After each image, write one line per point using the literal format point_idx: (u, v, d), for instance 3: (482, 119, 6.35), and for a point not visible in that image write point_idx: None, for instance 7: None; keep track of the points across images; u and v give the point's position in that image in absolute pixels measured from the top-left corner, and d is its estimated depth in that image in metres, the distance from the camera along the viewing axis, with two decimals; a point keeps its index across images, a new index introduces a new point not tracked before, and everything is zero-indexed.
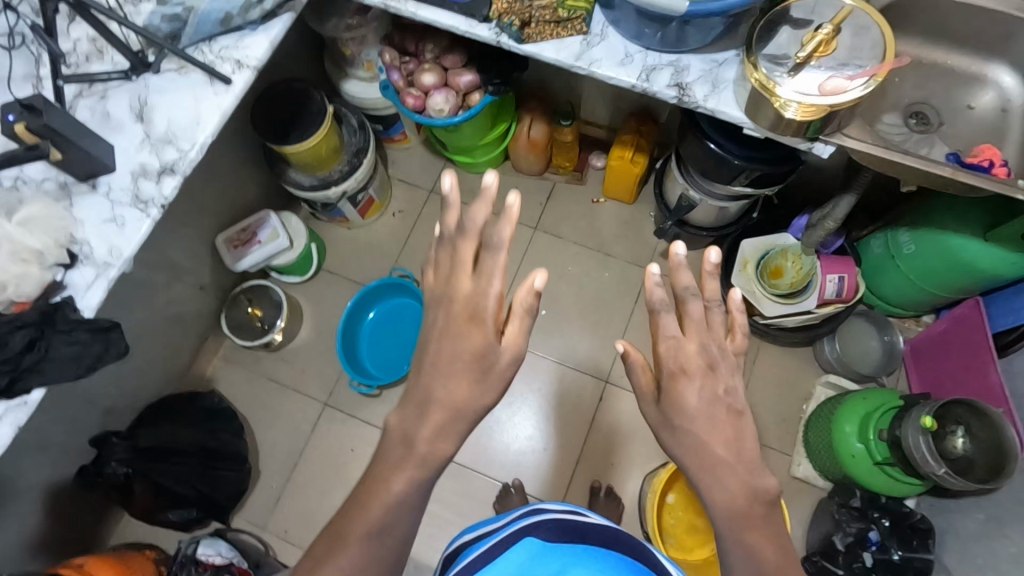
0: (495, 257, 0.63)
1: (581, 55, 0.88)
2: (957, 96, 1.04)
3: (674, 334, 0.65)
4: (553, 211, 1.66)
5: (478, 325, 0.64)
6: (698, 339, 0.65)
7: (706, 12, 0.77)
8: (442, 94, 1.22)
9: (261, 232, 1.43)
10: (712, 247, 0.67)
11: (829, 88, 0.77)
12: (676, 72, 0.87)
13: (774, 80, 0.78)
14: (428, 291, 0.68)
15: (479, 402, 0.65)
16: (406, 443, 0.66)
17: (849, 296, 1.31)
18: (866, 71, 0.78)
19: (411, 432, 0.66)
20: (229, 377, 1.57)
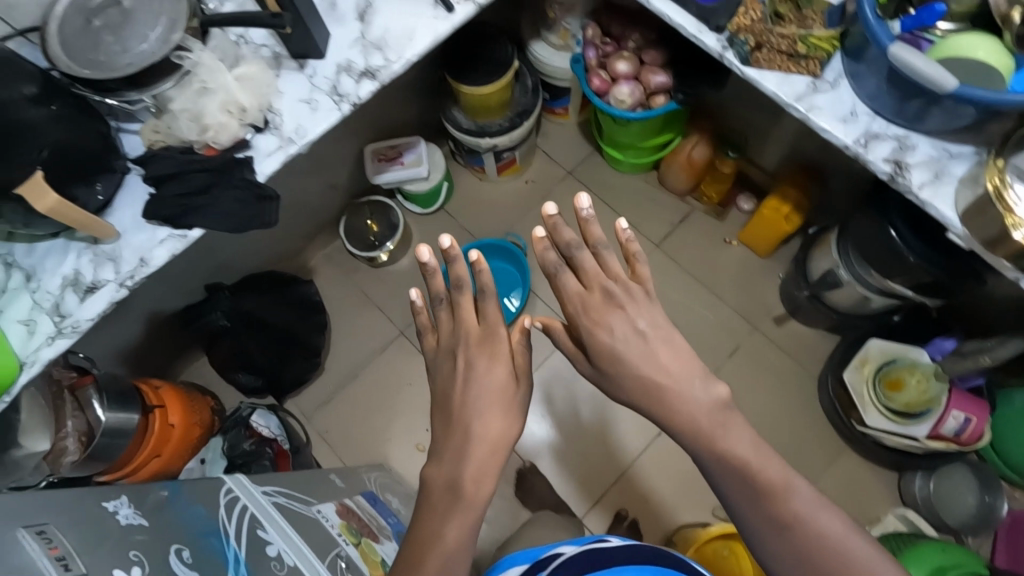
0: (486, 304, 0.85)
1: (803, 98, 0.83)
2: None
3: (577, 289, 0.79)
4: (680, 235, 1.61)
5: (497, 361, 0.82)
6: (597, 283, 0.78)
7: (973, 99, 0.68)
8: (629, 86, 1.18)
9: (406, 156, 1.48)
10: (580, 197, 0.80)
11: None
12: (898, 148, 0.80)
13: (1014, 194, 0.70)
14: (444, 344, 0.86)
15: (511, 432, 0.79)
16: (452, 488, 0.75)
17: (967, 441, 1.22)
18: None
19: (455, 475, 0.76)
20: (328, 274, 1.65)
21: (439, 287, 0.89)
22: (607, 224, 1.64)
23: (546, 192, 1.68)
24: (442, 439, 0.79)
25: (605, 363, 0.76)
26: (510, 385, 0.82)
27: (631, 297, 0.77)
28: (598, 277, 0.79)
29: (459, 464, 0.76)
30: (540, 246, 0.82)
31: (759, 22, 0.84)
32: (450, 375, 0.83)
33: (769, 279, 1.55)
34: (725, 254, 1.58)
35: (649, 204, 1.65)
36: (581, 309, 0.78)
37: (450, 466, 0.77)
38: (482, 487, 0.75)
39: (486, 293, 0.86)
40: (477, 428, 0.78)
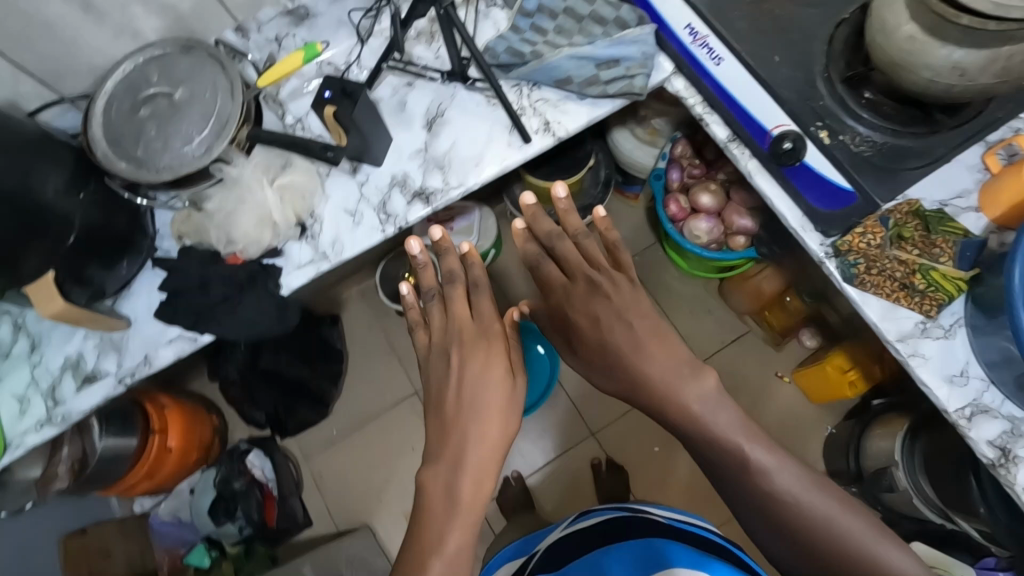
0: (479, 294, 0.78)
1: (907, 339, 0.70)
2: None
3: (565, 281, 0.76)
4: (730, 357, 1.48)
5: (494, 359, 0.73)
6: (587, 268, 0.74)
7: None
8: (708, 223, 1.07)
9: (457, 221, 1.39)
10: (558, 184, 0.76)
11: None
12: (1009, 434, 0.67)
13: None
14: (433, 342, 0.77)
15: (509, 429, 0.70)
16: (450, 499, 0.63)
17: None
18: None
19: (453, 485, 0.64)
20: (355, 313, 1.59)
21: (431, 280, 0.80)
22: None
23: None
24: (437, 443, 0.69)
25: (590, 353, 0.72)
26: (508, 379, 0.72)
27: (615, 288, 0.73)
28: (582, 263, 0.75)
29: (453, 471, 0.65)
30: (520, 238, 0.79)
31: (875, 241, 0.70)
32: (442, 376, 0.73)
33: (818, 429, 1.40)
34: (774, 389, 1.45)
35: (704, 313, 1.51)
36: (565, 301, 0.75)
37: (444, 473, 0.65)
38: (483, 490, 0.65)
39: (478, 283, 0.79)
40: (475, 434, 0.68)
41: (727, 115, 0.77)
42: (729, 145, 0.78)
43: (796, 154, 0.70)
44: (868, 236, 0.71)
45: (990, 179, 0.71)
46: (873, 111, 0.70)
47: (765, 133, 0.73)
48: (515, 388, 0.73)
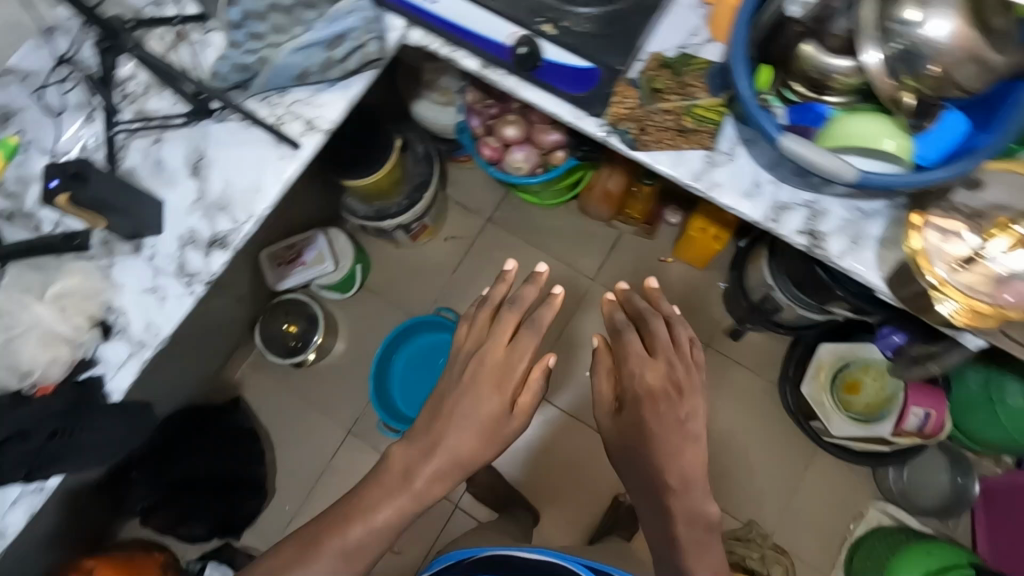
0: (530, 339, 0.83)
1: (701, 175, 0.75)
2: None
3: (641, 355, 0.84)
4: (614, 264, 1.55)
5: (500, 392, 0.81)
6: (663, 358, 0.84)
7: (885, 186, 0.60)
8: (523, 152, 1.09)
9: (307, 253, 1.36)
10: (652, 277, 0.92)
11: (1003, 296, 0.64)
12: (811, 218, 0.73)
13: (934, 259, 0.64)
14: (459, 340, 0.87)
15: (484, 454, 0.80)
16: (406, 476, 0.78)
17: (932, 433, 1.19)
18: None
19: (412, 467, 0.79)
20: (257, 385, 1.53)
21: (503, 295, 0.89)
22: (541, 266, 1.58)
23: (470, 246, 1.60)
24: (422, 429, 0.81)
25: (623, 428, 0.82)
26: (506, 412, 0.81)
27: (688, 382, 0.82)
28: (645, 359, 0.84)
29: (426, 457, 0.79)
30: (607, 305, 0.93)
31: (637, 104, 0.74)
32: (456, 376, 0.83)
33: (712, 292, 1.50)
34: (664, 273, 1.53)
35: (576, 237, 1.58)
36: (633, 376, 0.83)
37: (419, 458, 0.79)
38: (432, 488, 0.78)
39: (535, 327, 0.85)
40: (451, 441, 0.79)
41: (470, 46, 0.78)
42: (485, 72, 0.77)
43: (534, 56, 0.74)
44: (630, 104, 0.74)
45: (712, 9, 0.78)
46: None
47: (501, 46, 0.75)
48: (513, 420, 0.82)
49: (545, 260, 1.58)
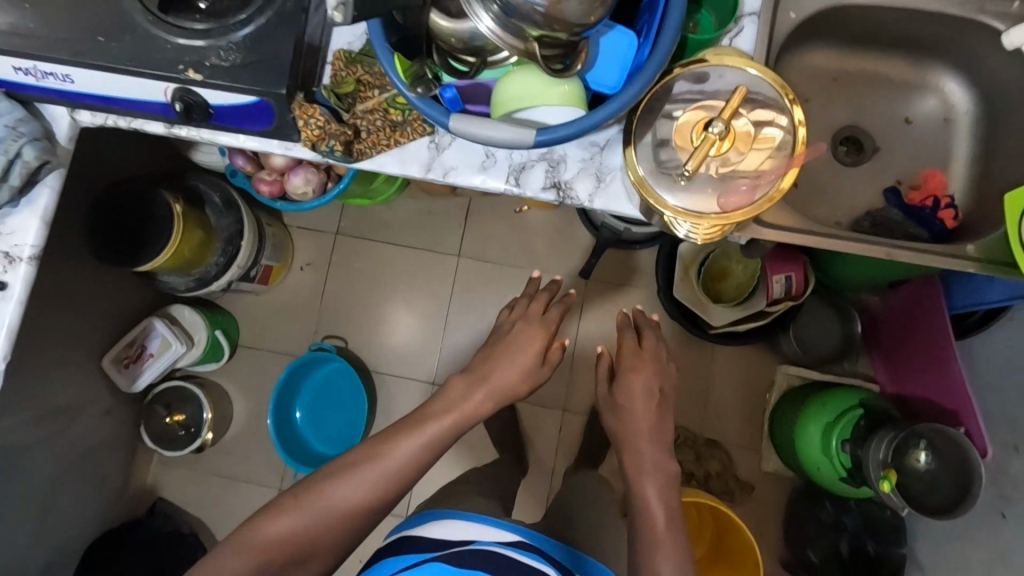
0: (557, 311, 1.00)
1: (432, 164, 0.71)
2: (893, 107, 0.86)
3: (635, 348, 1.00)
4: (474, 231, 1.51)
5: (534, 335, 0.97)
6: (650, 349, 1.00)
7: (563, 140, 0.57)
8: (300, 175, 1.01)
9: (150, 344, 1.28)
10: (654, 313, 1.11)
11: (732, 203, 0.62)
12: (552, 170, 0.70)
13: (659, 189, 0.63)
14: (508, 320, 1.02)
15: (513, 388, 0.94)
16: (463, 396, 0.92)
17: (799, 293, 1.19)
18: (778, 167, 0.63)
19: (465, 394, 0.92)
20: (172, 481, 1.47)
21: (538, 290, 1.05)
22: (407, 258, 1.53)
23: (329, 266, 1.53)
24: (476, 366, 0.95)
25: (615, 390, 0.98)
26: (535, 362, 0.96)
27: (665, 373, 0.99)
28: (637, 352, 1.00)
29: (476, 387, 0.93)
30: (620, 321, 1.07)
31: (330, 119, 0.66)
32: (508, 329, 1.00)
33: (575, 224, 1.47)
34: (525, 224, 1.50)
35: (429, 218, 1.52)
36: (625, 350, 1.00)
37: (464, 403, 0.91)
38: (480, 411, 0.91)
39: (560, 304, 1.01)
40: (495, 370, 0.94)
41: (141, 112, 0.70)
42: (174, 131, 0.72)
43: (196, 107, 0.65)
44: (320, 120, 0.66)
45: None
46: (205, 19, 0.65)
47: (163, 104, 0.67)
48: (535, 371, 0.96)
49: (407, 253, 1.52)
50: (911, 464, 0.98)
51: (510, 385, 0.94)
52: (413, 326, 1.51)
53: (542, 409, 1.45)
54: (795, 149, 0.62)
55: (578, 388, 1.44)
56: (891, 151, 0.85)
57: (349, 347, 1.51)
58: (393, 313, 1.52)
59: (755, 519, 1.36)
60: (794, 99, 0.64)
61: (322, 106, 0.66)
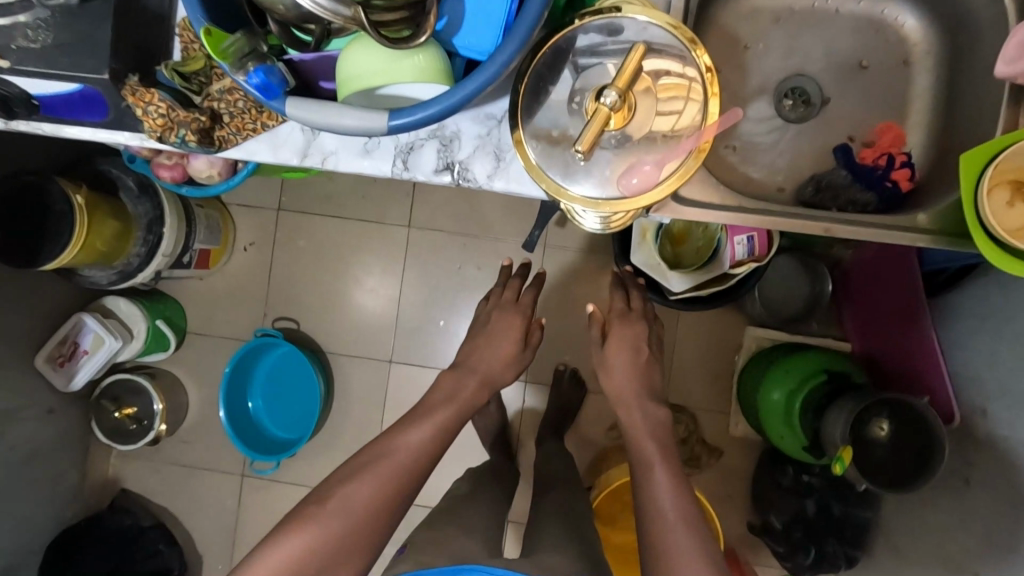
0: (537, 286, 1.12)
1: (308, 149, 0.62)
2: (845, 48, 0.77)
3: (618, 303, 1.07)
4: (423, 200, 1.42)
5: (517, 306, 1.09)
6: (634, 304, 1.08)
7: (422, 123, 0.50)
8: (201, 158, 0.91)
9: (83, 341, 1.22)
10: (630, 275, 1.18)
11: (640, 182, 0.54)
12: (444, 149, 0.61)
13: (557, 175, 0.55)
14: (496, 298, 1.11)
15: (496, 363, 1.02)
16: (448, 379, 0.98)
17: (763, 254, 1.11)
18: (689, 135, 0.54)
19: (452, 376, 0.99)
20: (135, 472, 1.45)
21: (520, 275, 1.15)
22: (354, 232, 1.44)
23: (272, 245, 1.45)
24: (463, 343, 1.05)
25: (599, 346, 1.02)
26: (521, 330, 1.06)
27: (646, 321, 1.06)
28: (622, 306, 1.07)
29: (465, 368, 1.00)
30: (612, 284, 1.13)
31: (176, 104, 0.57)
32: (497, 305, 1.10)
33: None
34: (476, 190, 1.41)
35: (374, 189, 1.42)
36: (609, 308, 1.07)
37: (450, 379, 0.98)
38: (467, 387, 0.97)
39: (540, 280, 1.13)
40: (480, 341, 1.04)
41: None
42: None
43: (15, 100, 0.57)
44: (164, 108, 0.57)
45: None
46: None
47: None
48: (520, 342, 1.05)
49: (353, 227, 1.43)
50: (872, 433, 0.93)
51: (491, 360, 1.02)
52: (365, 304, 1.43)
53: (505, 383, 1.40)
54: (708, 117, 0.53)
55: (540, 360, 1.39)
56: (843, 98, 0.76)
57: (300, 329, 1.44)
58: (343, 291, 1.44)
59: (723, 483, 1.33)
60: (695, 39, 0.54)
61: (161, 90, 0.57)
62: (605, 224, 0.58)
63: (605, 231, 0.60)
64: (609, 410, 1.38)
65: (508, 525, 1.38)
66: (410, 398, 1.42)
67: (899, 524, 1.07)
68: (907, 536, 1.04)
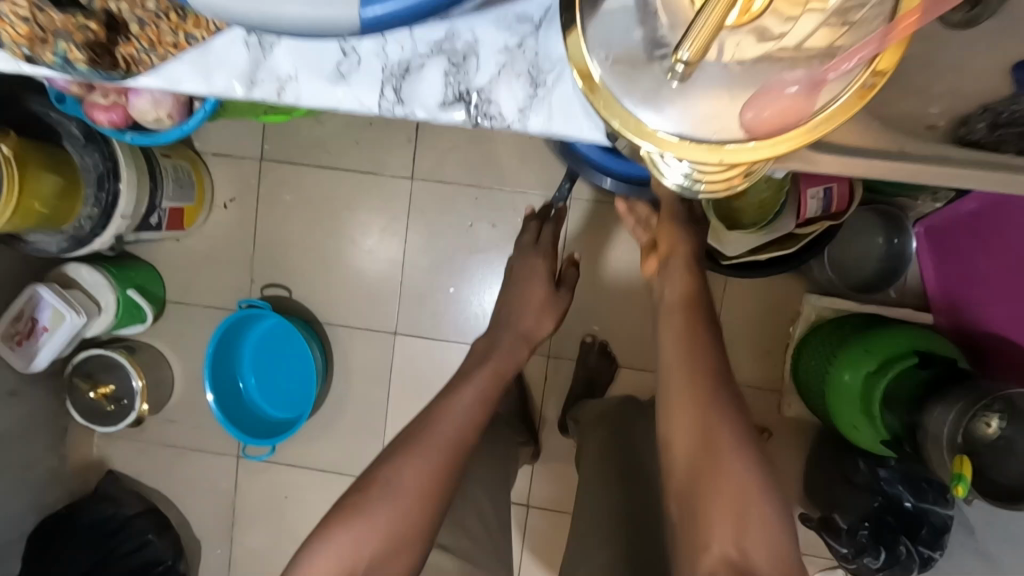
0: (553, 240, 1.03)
1: (257, 75, 0.42)
2: None
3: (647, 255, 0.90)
4: (428, 146, 1.21)
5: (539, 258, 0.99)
6: None
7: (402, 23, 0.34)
8: (143, 95, 0.71)
9: (42, 316, 1.06)
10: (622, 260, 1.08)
11: (766, 118, 0.35)
12: (455, 69, 0.41)
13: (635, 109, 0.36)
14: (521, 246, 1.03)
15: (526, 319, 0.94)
16: None
17: (840, 210, 0.92)
18: (850, 49, 0.35)
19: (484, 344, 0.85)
20: (121, 452, 1.33)
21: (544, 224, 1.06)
22: (348, 185, 1.24)
23: (256, 201, 1.26)
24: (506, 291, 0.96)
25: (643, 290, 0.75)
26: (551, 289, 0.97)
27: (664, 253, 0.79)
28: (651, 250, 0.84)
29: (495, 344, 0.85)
30: None
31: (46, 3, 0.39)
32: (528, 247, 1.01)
33: None
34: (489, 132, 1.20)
35: (370, 133, 1.22)
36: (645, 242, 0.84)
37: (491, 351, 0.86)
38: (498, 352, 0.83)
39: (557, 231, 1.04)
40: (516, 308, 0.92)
41: None
42: None
43: None
44: (30, 8, 0.39)
45: None
46: None
47: None
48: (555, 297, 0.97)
49: (347, 177, 1.24)
50: (980, 431, 0.75)
51: None
52: (364, 268, 1.26)
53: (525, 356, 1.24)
54: (898, 6, 0.35)
55: (565, 330, 1.22)
56: None
57: (292, 297, 1.27)
58: (338, 253, 1.26)
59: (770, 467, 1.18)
60: None
61: None
62: (694, 178, 0.40)
63: (693, 190, 0.42)
64: (641, 385, 1.22)
65: (526, 509, 1.25)
66: (416, 373, 1.26)
67: (991, 529, 0.91)
68: (1003, 542, 0.88)
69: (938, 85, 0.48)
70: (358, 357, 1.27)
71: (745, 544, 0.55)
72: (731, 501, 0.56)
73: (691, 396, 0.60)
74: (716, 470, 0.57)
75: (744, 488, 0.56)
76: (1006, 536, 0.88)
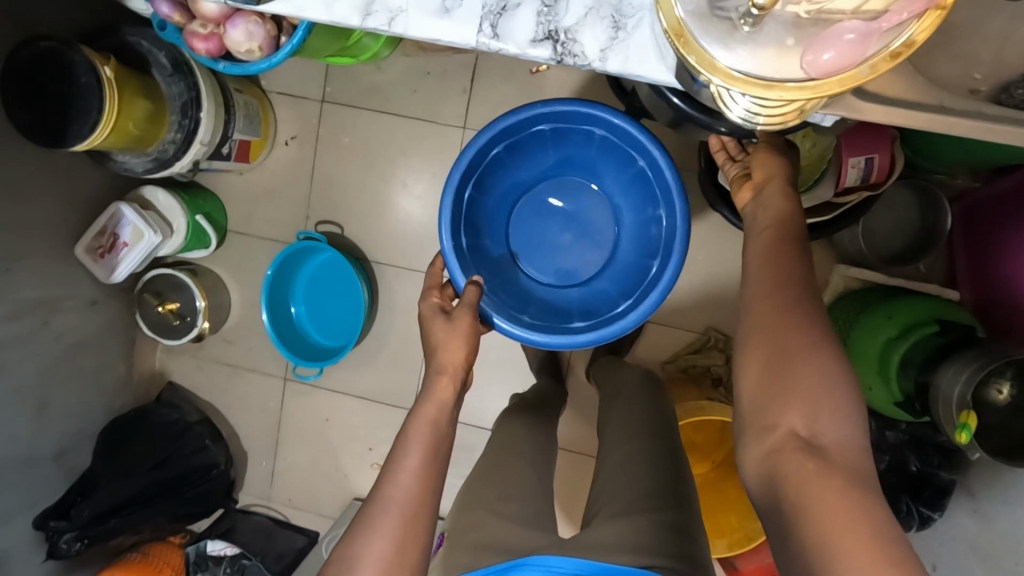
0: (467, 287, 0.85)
1: (372, 6, 0.49)
2: None
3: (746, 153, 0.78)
4: (481, 97, 1.27)
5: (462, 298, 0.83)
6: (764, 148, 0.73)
7: None
8: (239, 28, 0.79)
9: (122, 233, 1.16)
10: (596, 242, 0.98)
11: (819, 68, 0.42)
12: (546, 11, 0.47)
13: (710, 54, 0.43)
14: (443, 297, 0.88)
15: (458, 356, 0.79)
16: None
17: (879, 181, 0.95)
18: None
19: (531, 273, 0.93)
20: (181, 367, 1.45)
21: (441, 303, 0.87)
22: (403, 130, 1.30)
23: (315, 141, 1.33)
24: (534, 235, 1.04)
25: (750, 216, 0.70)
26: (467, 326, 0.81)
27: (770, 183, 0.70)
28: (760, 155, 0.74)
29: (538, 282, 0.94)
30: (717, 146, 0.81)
31: None
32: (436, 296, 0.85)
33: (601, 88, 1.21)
34: (541, 86, 1.24)
35: (427, 81, 1.27)
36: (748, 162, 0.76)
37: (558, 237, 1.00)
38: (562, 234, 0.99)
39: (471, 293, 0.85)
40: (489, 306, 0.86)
41: None
42: None
43: None
44: None
45: None
46: None
47: None
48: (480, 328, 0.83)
49: (401, 124, 1.30)
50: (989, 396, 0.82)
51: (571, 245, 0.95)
52: (412, 212, 1.33)
53: None
54: None
55: None
56: None
57: (344, 235, 1.36)
58: (389, 195, 1.33)
59: None
60: None
61: None
62: (752, 116, 0.47)
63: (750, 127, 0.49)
64: (667, 342, 1.28)
65: None
66: None
67: (989, 492, 0.96)
68: (1000, 504, 0.93)
69: (981, 53, 0.53)
70: (402, 294, 1.36)
71: (817, 427, 0.52)
72: (804, 394, 0.53)
73: (765, 297, 0.59)
74: (796, 364, 0.54)
75: (826, 381, 0.53)
76: (1002, 498, 0.93)
